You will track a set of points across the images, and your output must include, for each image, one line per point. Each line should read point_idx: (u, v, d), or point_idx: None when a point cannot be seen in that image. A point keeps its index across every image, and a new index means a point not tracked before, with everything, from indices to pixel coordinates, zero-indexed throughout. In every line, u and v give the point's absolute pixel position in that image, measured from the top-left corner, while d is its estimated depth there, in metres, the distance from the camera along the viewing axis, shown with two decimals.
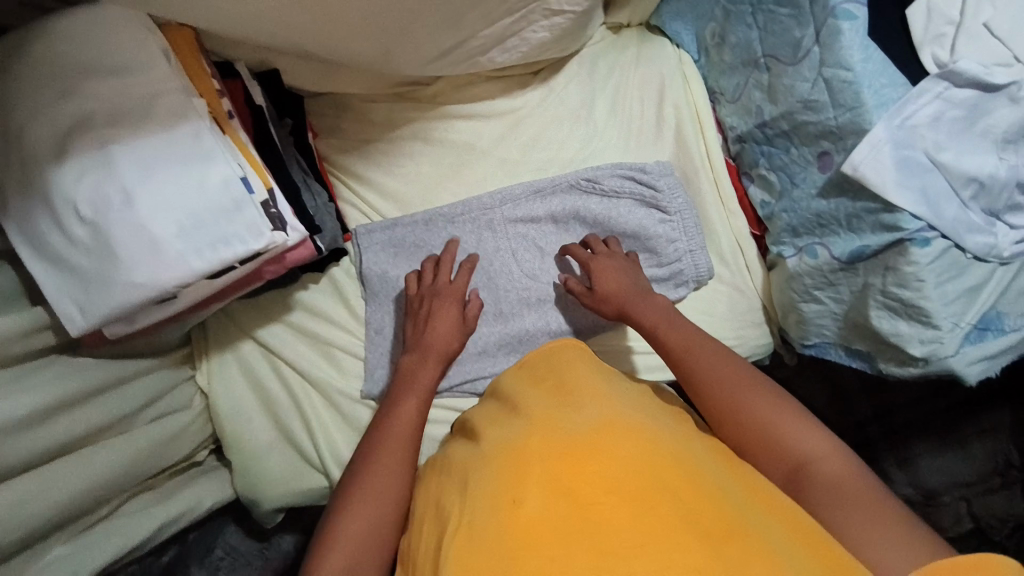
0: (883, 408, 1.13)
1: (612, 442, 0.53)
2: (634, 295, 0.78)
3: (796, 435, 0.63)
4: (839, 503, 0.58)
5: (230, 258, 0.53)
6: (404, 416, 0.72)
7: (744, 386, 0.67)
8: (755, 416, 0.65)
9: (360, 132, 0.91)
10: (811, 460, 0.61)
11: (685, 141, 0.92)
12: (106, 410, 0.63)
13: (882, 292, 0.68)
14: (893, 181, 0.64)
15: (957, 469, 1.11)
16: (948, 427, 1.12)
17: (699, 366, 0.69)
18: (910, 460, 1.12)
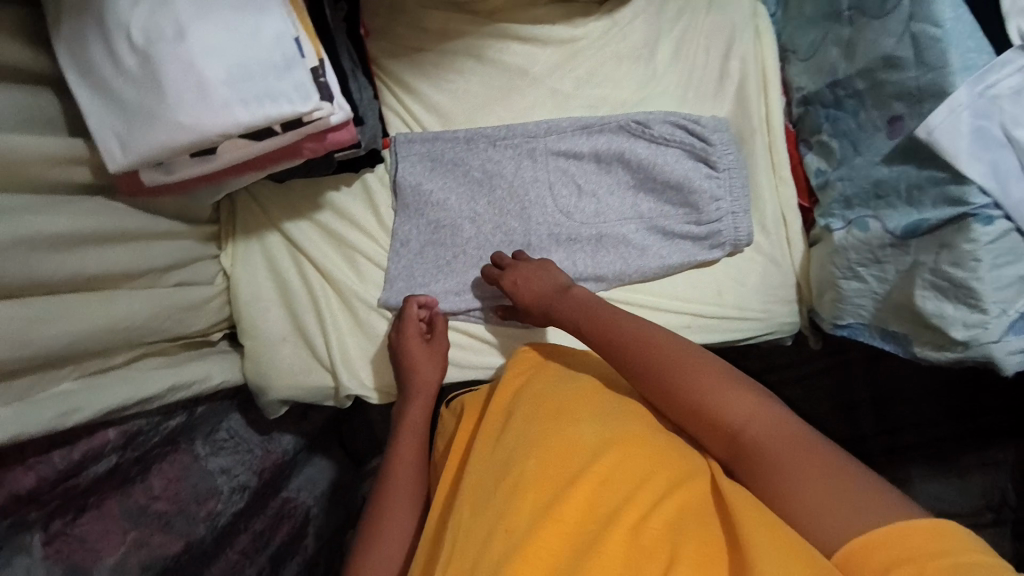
0: (888, 426, 1.12)
1: (590, 456, 0.53)
2: (554, 295, 0.74)
3: (725, 403, 0.55)
4: (779, 474, 0.49)
5: (275, 115, 0.52)
6: (404, 453, 0.74)
7: (664, 357, 0.60)
8: (684, 389, 0.57)
9: (413, 39, 0.89)
10: (743, 430, 0.53)
11: (747, 98, 0.88)
12: (133, 256, 0.64)
13: (932, 270, 0.65)
14: (967, 150, 0.61)
15: (951, 497, 1.07)
16: (950, 454, 1.09)
17: (616, 350, 0.63)
18: (905, 480, 1.10)
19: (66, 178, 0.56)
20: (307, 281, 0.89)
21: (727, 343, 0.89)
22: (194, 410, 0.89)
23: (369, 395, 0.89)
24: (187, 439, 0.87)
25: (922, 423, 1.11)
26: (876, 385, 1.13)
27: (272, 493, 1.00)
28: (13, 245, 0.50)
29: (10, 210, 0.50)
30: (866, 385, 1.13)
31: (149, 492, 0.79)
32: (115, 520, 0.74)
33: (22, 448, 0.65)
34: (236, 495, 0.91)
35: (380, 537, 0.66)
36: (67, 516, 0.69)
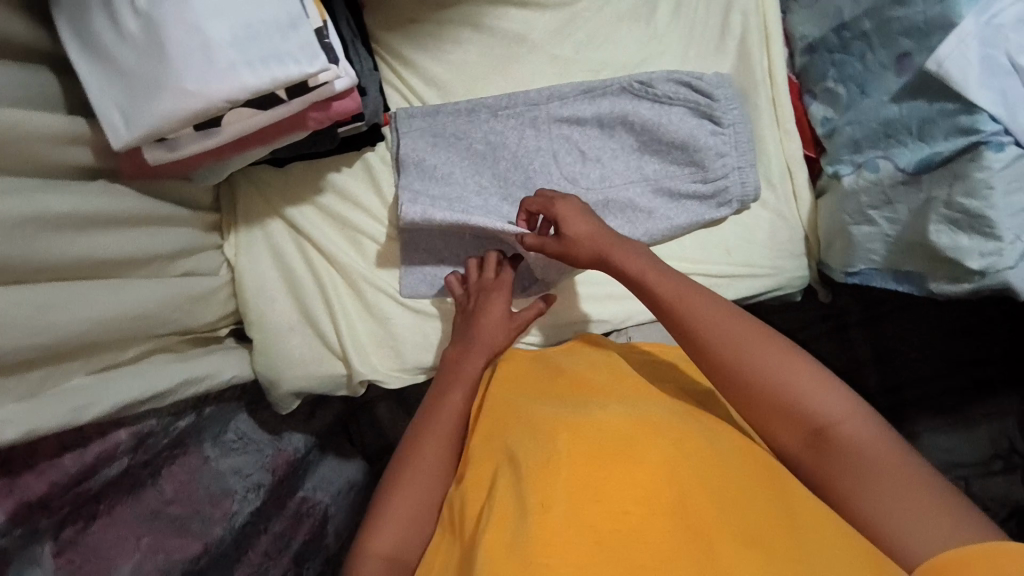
0: (892, 383, 1.13)
1: (642, 446, 0.52)
2: (613, 239, 0.69)
3: (819, 401, 0.56)
4: (860, 475, 0.53)
5: (281, 78, 0.50)
6: (449, 403, 0.69)
7: (758, 341, 0.59)
8: (773, 379, 0.57)
9: (408, 10, 0.87)
10: (836, 427, 0.55)
11: (748, 52, 0.87)
12: (131, 243, 0.60)
13: (945, 204, 0.65)
14: (976, 78, 0.62)
15: (960, 449, 1.09)
16: (956, 406, 1.11)
17: (700, 322, 0.61)
18: (912, 435, 1.11)
19: (65, 159, 0.54)
20: (313, 267, 0.86)
21: (738, 301, 0.89)
22: (202, 411, 0.84)
23: (387, 380, 0.86)
24: (196, 439, 0.82)
25: (924, 378, 1.13)
26: (880, 341, 1.15)
27: (289, 495, 0.95)
28: (10, 228, 0.47)
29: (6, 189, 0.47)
30: (868, 343, 1.15)
31: (161, 497, 0.75)
32: (128, 526, 0.70)
33: (36, 450, 0.61)
34: (252, 493, 0.87)
35: (410, 482, 0.64)
36: (77, 525, 0.65)
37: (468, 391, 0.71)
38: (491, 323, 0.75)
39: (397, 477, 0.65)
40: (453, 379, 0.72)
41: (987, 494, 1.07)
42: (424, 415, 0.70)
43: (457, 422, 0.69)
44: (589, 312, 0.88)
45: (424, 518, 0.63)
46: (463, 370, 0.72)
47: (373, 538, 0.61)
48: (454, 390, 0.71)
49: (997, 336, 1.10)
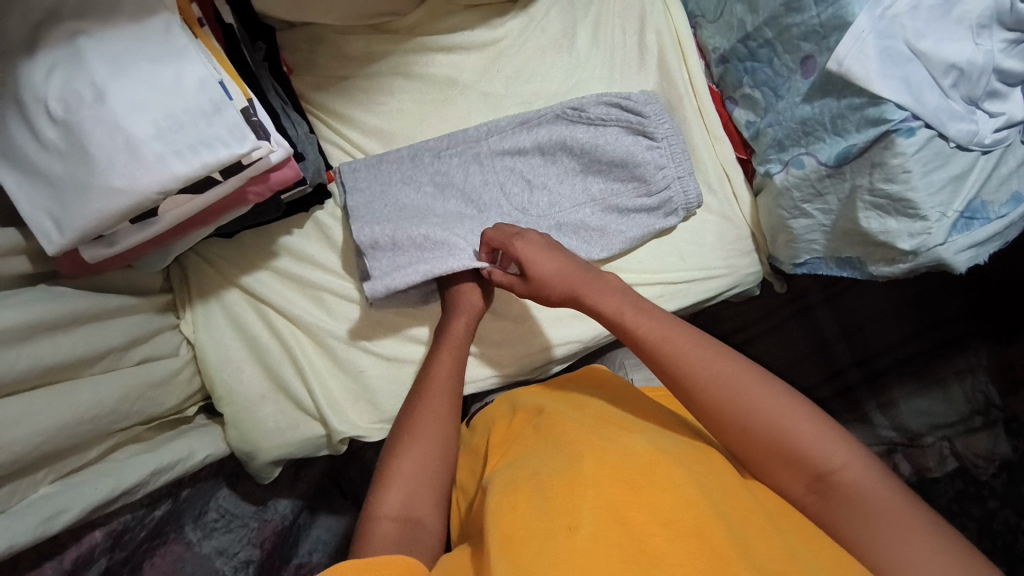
0: (862, 355, 1.18)
1: (666, 470, 0.54)
2: (583, 278, 0.71)
3: (820, 442, 0.56)
4: (862, 519, 0.53)
5: (213, 162, 0.50)
6: (443, 373, 0.72)
7: (759, 383, 0.60)
8: (774, 420, 0.58)
9: (337, 68, 0.88)
10: (835, 469, 0.55)
11: (668, 68, 0.91)
12: (90, 340, 0.60)
13: (869, 191, 0.69)
14: (876, 71, 0.65)
15: (939, 410, 1.11)
16: (925, 368, 1.14)
17: (692, 361, 0.62)
18: (890, 403, 1.14)
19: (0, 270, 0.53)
20: (277, 332, 0.85)
21: (699, 302, 0.92)
22: (180, 495, 0.82)
23: (366, 435, 0.85)
24: (176, 525, 0.81)
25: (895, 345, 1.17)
26: (846, 317, 1.19)
27: (282, 565, 0.91)
28: None
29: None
30: (834, 321, 1.19)
31: None
32: None
33: (14, 564, 0.63)
34: (241, 572, 0.86)
35: (417, 446, 0.64)
36: None
37: (456, 357, 0.74)
38: (465, 294, 0.79)
39: (403, 437, 0.66)
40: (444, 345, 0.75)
41: (972, 451, 1.07)
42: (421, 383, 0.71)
43: (453, 387, 0.71)
44: (558, 335, 0.89)
45: (432, 478, 0.63)
46: (452, 340, 0.76)
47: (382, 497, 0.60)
48: (447, 357, 0.73)
49: (952, 297, 1.15)
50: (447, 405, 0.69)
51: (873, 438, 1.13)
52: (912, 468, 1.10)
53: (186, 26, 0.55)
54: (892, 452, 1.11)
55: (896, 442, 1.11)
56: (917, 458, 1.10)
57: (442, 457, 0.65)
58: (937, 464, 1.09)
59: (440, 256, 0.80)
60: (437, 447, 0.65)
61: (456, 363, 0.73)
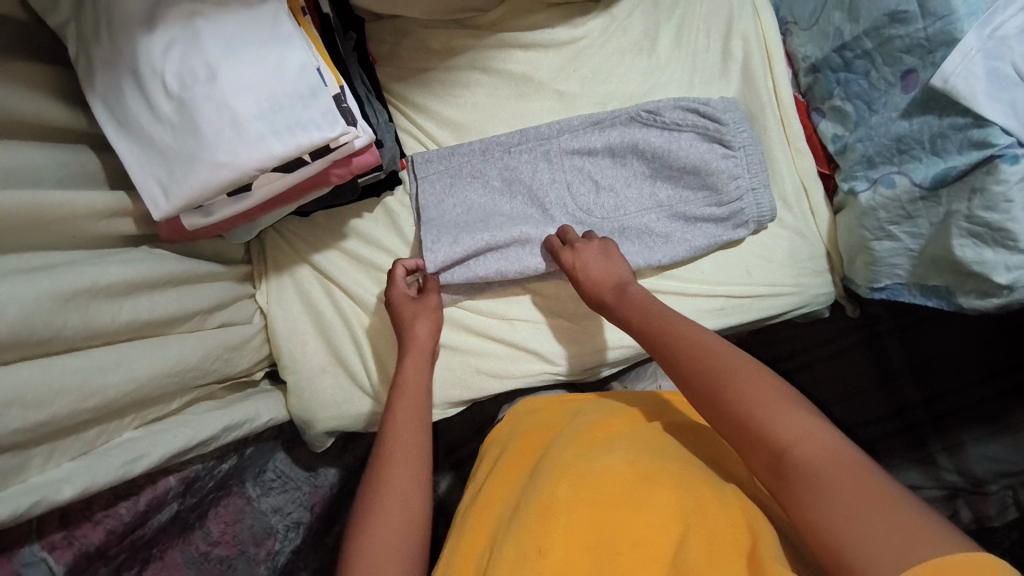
0: (933, 391, 1.11)
1: (643, 488, 0.54)
2: (614, 294, 0.75)
3: (774, 415, 0.52)
4: (818, 494, 0.46)
5: (305, 144, 0.53)
6: (406, 429, 0.71)
7: (724, 371, 0.57)
8: (729, 399, 0.55)
9: (419, 60, 0.91)
10: (790, 443, 0.50)
11: (752, 76, 0.88)
12: (180, 300, 0.65)
13: (967, 217, 0.64)
14: (984, 92, 0.61)
15: (1008, 457, 1.04)
16: (997, 414, 1.07)
17: (673, 347, 0.63)
18: (957, 446, 1.08)
19: (109, 229, 0.58)
20: (341, 310, 0.89)
21: (761, 320, 0.89)
22: (244, 452, 0.86)
23: None
24: (239, 481, 0.86)
25: (964, 386, 1.09)
26: (914, 352, 1.12)
27: (323, 527, 0.99)
28: (64, 301, 0.50)
29: (47, 268, 0.51)
30: (903, 354, 1.12)
31: (207, 538, 0.80)
32: (178, 569, 0.75)
33: (88, 503, 0.63)
34: (292, 531, 0.92)
35: (380, 523, 0.61)
36: (132, 570, 0.69)
37: (421, 418, 0.73)
38: (416, 319, 0.81)
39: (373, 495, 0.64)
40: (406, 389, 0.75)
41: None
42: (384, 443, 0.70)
43: (418, 430, 0.71)
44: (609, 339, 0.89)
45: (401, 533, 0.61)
46: (412, 395, 0.75)
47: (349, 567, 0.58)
48: (404, 413, 0.72)
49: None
50: (410, 459, 0.68)
51: (934, 480, 1.07)
52: (972, 516, 1.04)
53: (291, 14, 0.59)
54: (953, 497, 1.06)
55: (958, 488, 1.06)
56: (979, 506, 1.04)
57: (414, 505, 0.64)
58: (999, 513, 1.02)
59: (492, 260, 0.85)
60: (409, 513, 0.63)
61: (416, 419, 0.72)
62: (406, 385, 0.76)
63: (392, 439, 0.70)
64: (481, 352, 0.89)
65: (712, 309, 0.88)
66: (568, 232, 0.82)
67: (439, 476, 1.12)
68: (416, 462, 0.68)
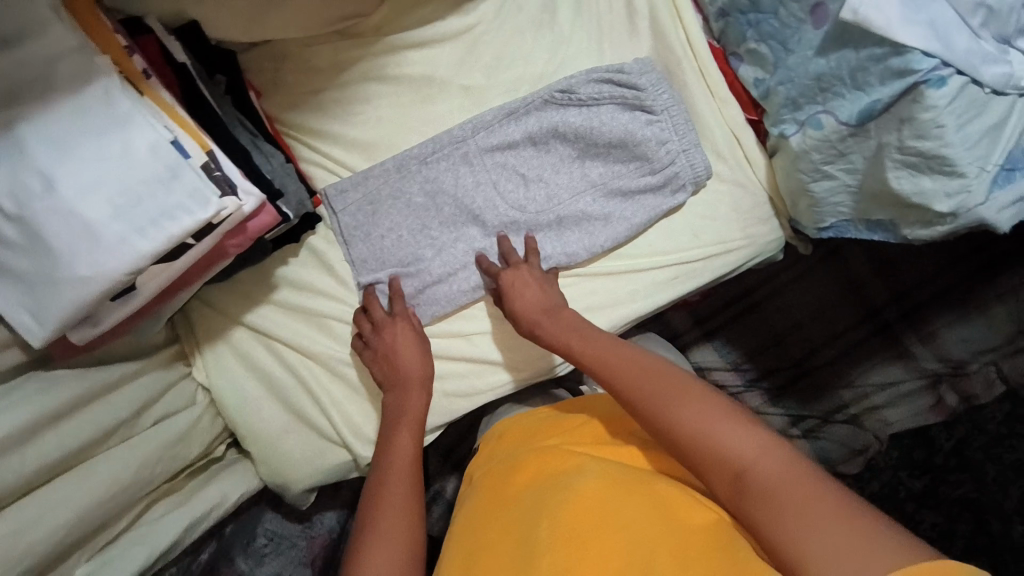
0: (899, 291, 1.13)
1: (616, 503, 0.53)
2: (543, 313, 0.75)
3: (730, 435, 0.51)
4: (777, 509, 0.46)
5: (179, 233, 0.47)
6: (401, 449, 0.71)
7: (672, 393, 0.57)
8: (680, 425, 0.54)
9: (308, 83, 0.82)
10: (748, 463, 0.49)
11: (662, 30, 0.83)
12: (97, 421, 0.64)
13: (899, 149, 0.59)
14: (899, 18, 0.54)
15: (981, 334, 1.09)
16: (968, 295, 1.11)
17: (623, 376, 0.62)
18: (934, 334, 1.11)
19: None
20: (289, 366, 0.84)
21: (719, 278, 0.88)
22: (223, 532, 0.87)
23: None
24: (226, 560, 0.86)
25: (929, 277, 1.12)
26: (875, 257, 1.13)
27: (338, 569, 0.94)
28: None
29: None
30: (866, 264, 1.13)
31: None
32: None
33: None
34: None
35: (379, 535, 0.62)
36: None
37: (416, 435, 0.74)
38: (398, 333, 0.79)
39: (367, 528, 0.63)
40: (400, 419, 0.75)
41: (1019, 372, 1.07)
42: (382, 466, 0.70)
43: (411, 463, 0.70)
44: None
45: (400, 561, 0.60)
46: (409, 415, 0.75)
47: None
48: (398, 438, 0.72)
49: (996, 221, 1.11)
50: (406, 488, 0.67)
51: (916, 371, 1.11)
52: (959, 398, 1.09)
53: (127, 82, 0.51)
54: (937, 383, 1.10)
55: (941, 373, 1.10)
56: (964, 387, 1.09)
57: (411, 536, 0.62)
58: (984, 390, 1.08)
59: (423, 304, 0.83)
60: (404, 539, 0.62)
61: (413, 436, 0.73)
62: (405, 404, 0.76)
63: (391, 468, 0.69)
64: (444, 375, 0.86)
65: (668, 278, 0.86)
66: (501, 239, 0.81)
67: (445, 479, 1.09)
68: (411, 487, 0.67)
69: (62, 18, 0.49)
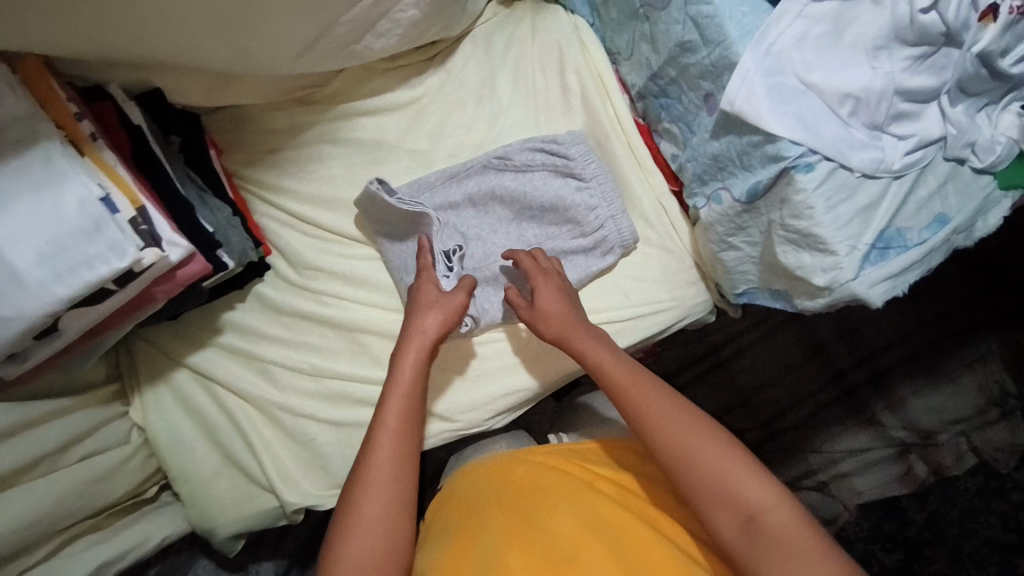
0: (865, 354, 1.15)
1: (585, 545, 0.63)
2: (578, 326, 0.78)
3: (752, 488, 0.64)
4: (781, 556, 0.60)
5: (95, 280, 0.52)
6: (384, 462, 0.71)
7: (703, 440, 0.67)
8: (711, 471, 0.65)
9: (264, 143, 0.89)
10: (766, 510, 0.63)
11: (593, 107, 0.89)
12: (13, 457, 0.69)
13: (782, 226, 0.64)
14: (769, 110, 0.59)
15: (951, 405, 1.11)
16: (936, 362, 1.13)
17: (653, 418, 0.70)
18: (898, 402, 1.12)
19: None
20: (226, 408, 0.87)
21: (648, 339, 0.91)
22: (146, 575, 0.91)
23: (320, 504, 0.87)
24: None
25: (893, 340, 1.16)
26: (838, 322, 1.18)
27: None
28: None
29: None
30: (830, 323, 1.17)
31: None
32: None
33: None
34: None
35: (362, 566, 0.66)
36: None
37: (405, 439, 0.73)
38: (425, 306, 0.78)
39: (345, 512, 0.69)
40: (389, 402, 0.74)
41: (990, 445, 1.09)
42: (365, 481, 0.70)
43: (405, 445, 0.73)
44: (505, 386, 0.89)
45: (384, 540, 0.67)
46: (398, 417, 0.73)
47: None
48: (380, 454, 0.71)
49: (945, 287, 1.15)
50: (388, 472, 0.71)
51: (881, 438, 1.11)
52: (928, 469, 1.09)
53: (70, 145, 0.56)
54: (907, 453, 1.10)
55: (910, 443, 1.10)
56: (935, 458, 1.09)
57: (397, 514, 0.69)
58: (955, 462, 1.09)
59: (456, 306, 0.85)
60: (389, 514, 0.69)
61: (396, 443, 0.72)
62: (393, 404, 0.74)
63: (378, 457, 0.71)
64: None
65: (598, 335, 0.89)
66: (535, 252, 0.83)
67: None
68: (403, 473, 0.71)
69: (16, 93, 0.54)
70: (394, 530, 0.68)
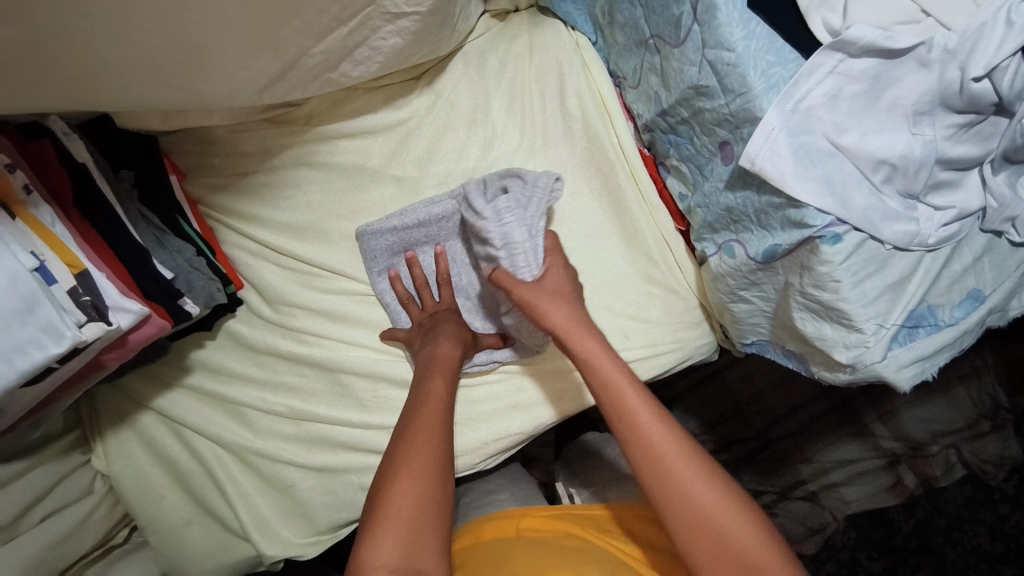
0: None
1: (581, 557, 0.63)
2: (577, 323, 0.62)
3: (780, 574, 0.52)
4: None
5: (26, 367, 0.46)
6: (434, 398, 0.67)
7: (721, 500, 0.54)
8: (734, 541, 0.53)
9: (235, 167, 0.81)
10: None
11: (594, 135, 0.82)
12: None
13: (801, 293, 0.58)
14: (794, 173, 0.52)
15: (942, 416, 1.04)
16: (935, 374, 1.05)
17: (668, 474, 0.56)
18: (891, 413, 1.05)
19: None
20: (196, 453, 0.82)
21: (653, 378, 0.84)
22: None
23: (302, 552, 0.82)
24: None
25: None
26: None
27: None
28: None
29: None
30: None
31: None
32: None
33: None
34: None
35: (411, 462, 0.60)
36: None
37: (450, 386, 0.70)
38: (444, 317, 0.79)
39: (396, 459, 0.61)
40: (433, 367, 0.71)
41: (979, 457, 1.03)
42: (411, 410, 0.66)
43: (444, 411, 0.66)
44: (493, 431, 0.82)
45: (428, 488, 0.59)
46: (443, 363, 0.72)
47: (373, 539, 0.56)
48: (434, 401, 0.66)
49: None
50: (437, 434, 0.63)
51: (873, 449, 1.04)
52: (917, 479, 1.03)
53: None
54: (896, 463, 1.04)
55: (899, 454, 1.04)
56: (924, 468, 1.03)
57: (436, 473, 0.60)
58: (943, 473, 1.04)
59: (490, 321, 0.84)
60: (431, 471, 0.60)
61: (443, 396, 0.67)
62: (436, 357, 0.73)
63: (421, 413, 0.65)
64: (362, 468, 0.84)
65: None
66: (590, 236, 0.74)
67: None
68: (443, 428, 0.64)
69: None
70: (436, 478, 0.60)
